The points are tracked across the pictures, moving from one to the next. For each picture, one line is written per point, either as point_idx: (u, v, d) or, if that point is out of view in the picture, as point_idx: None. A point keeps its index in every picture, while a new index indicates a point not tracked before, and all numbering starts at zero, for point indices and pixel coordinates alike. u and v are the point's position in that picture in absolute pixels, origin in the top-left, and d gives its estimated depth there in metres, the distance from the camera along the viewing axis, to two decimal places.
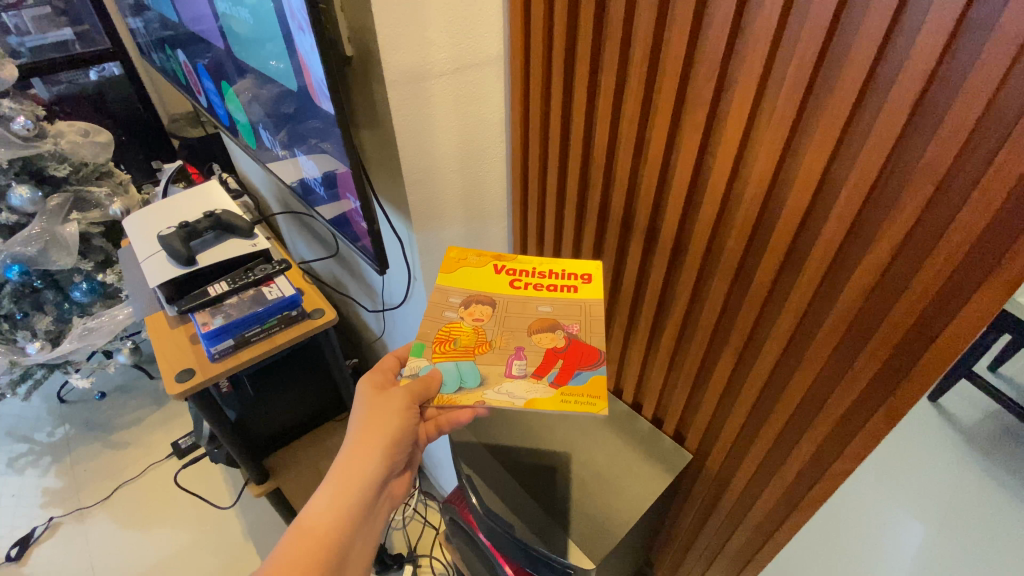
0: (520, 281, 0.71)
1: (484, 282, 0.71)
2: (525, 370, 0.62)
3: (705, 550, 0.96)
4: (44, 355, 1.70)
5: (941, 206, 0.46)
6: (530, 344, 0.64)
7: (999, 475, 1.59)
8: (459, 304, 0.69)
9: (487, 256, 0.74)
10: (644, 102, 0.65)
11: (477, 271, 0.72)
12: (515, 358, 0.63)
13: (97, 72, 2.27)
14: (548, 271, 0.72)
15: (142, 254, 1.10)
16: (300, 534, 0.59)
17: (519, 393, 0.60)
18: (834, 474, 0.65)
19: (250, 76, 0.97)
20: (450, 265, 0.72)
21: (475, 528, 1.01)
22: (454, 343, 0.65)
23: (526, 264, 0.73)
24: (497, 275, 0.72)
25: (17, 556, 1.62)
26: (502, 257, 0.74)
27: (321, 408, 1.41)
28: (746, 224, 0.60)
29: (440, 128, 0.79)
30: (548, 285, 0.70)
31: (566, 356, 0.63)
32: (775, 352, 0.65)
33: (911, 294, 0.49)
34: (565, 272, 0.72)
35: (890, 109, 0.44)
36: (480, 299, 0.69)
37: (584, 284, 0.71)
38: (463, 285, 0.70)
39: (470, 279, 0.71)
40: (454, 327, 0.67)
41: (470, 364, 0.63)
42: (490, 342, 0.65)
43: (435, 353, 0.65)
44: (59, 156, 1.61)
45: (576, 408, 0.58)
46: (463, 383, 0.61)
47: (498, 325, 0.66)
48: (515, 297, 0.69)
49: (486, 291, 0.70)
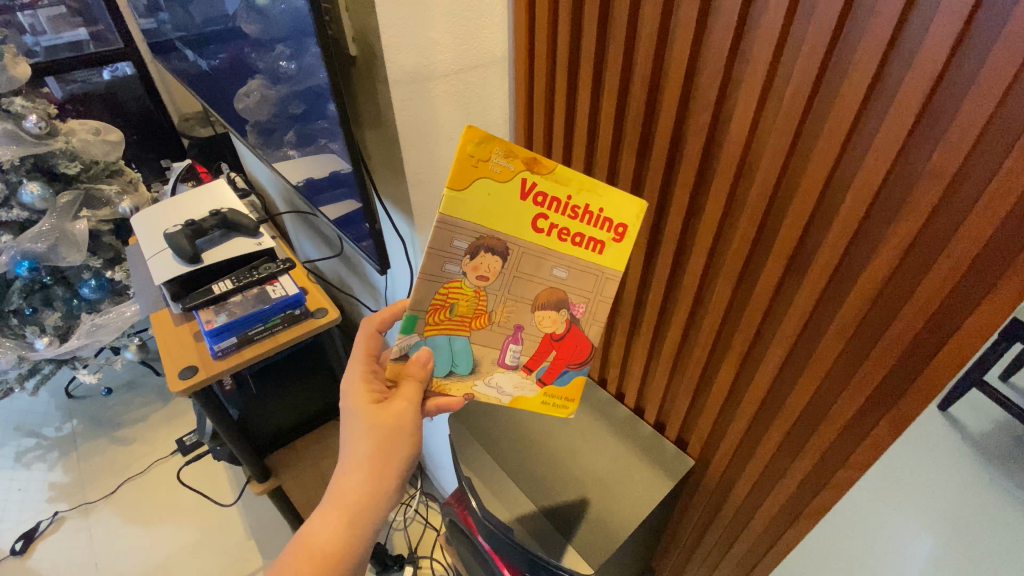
0: (546, 220, 0.53)
1: (502, 209, 0.51)
2: (518, 360, 0.61)
3: (707, 557, 0.95)
4: (52, 350, 1.74)
5: (948, 211, 0.45)
6: (530, 325, 0.60)
7: (1008, 487, 1.57)
8: (464, 253, 0.52)
9: (516, 161, 0.49)
10: (648, 103, 0.64)
11: (498, 187, 0.50)
12: (511, 343, 0.60)
13: (111, 71, 2.31)
14: (580, 206, 0.53)
15: (148, 252, 1.11)
16: (305, 553, 0.57)
17: (507, 389, 0.62)
18: (838, 483, 0.64)
19: (259, 76, 0.98)
20: (459, 176, 0.49)
21: (474, 532, 1.00)
22: (450, 312, 0.56)
23: (562, 186, 0.51)
24: (521, 202, 0.51)
25: (21, 550, 1.64)
26: (536, 165, 0.50)
27: (324, 408, 1.40)
28: (750, 228, 0.59)
29: (443, 129, 0.79)
30: (571, 231, 0.54)
31: (559, 350, 0.61)
32: (779, 358, 0.64)
33: (917, 301, 0.48)
34: (598, 213, 0.54)
35: (895, 113, 0.43)
36: (492, 244, 0.53)
37: (613, 240, 0.56)
38: (475, 210, 0.50)
39: (485, 202, 0.50)
40: (454, 288, 0.55)
41: (464, 344, 0.59)
42: (488, 315, 0.58)
43: (428, 325, 0.57)
44: (70, 154, 1.62)
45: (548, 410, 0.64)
46: (455, 367, 0.60)
47: (502, 290, 0.56)
48: (533, 246, 0.54)
49: (501, 230, 0.52)
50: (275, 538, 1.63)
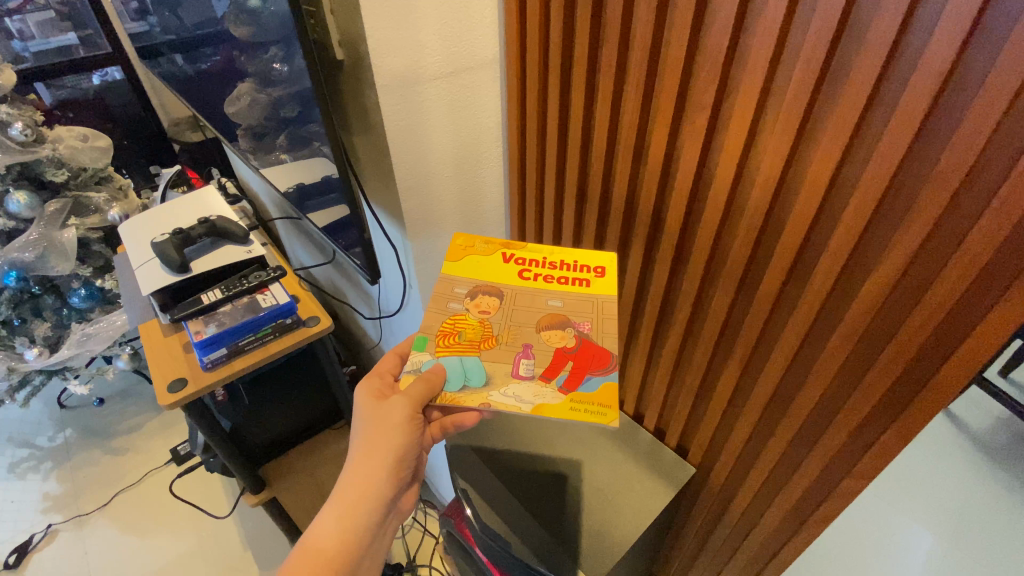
0: (530, 272, 0.68)
1: (492, 272, 0.68)
2: (533, 371, 0.59)
3: (708, 566, 0.93)
4: (42, 361, 1.70)
5: (957, 216, 0.43)
6: (539, 342, 0.61)
7: (1011, 484, 1.55)
8: (465, 295, 0.66)
9: (495, 244, 0.71)
10: (644, 105, 0.62)
11: (484, 260, 0.69)
12: (522, 357, 0.60)
13: (100, 76, 2.28)
14: (558, 262, 0.69)
15: (135, 261, 1.08)
16: (306, 555, 0.58)
17: (526, 397, 0.57)
18: (843, 492, 0.63)
19: (249, 80, 0.96)
20: (456, 253, 0.70)
21: (471, 543, 0.98)
22: (458, 337, 0.62)
23: (536, 254, 0.70)
24: (505, 264, 0.69)
25: (15, 564, 1.61)
26: (511, 245, 0.71)
27: (318, 416, 1.38)
28: (750, 235, 0.57)
29: (435, 134, 0.77)
30: (558, 277, 0.68)
31: (576, 358, 0.60)
32: (782, 363, 0.62)
33: (926, 307, 0.46)
34: (576, 264, 0.69)
35: (902, 114, 0.42)
36: (488, 290, 0.67)
37: (597, 277, 0.67)
38: (470, 274, 0.68)
39: (479, 268, 0.69)
40: (459, 319, 0.64)
41: (474, 360, 0.60)
42: (496, 337, 0.62)
43: (438, 347, 0.62)
44: (57, 161, 1.59)
45: (587, 418, 0.55)
46: (467, 380, 0.59)
47: (506, 319, 0.64)
48: (524, 288, 0.67)
49: (493, 282, 0.67)
50: (271, 548, 1.61)
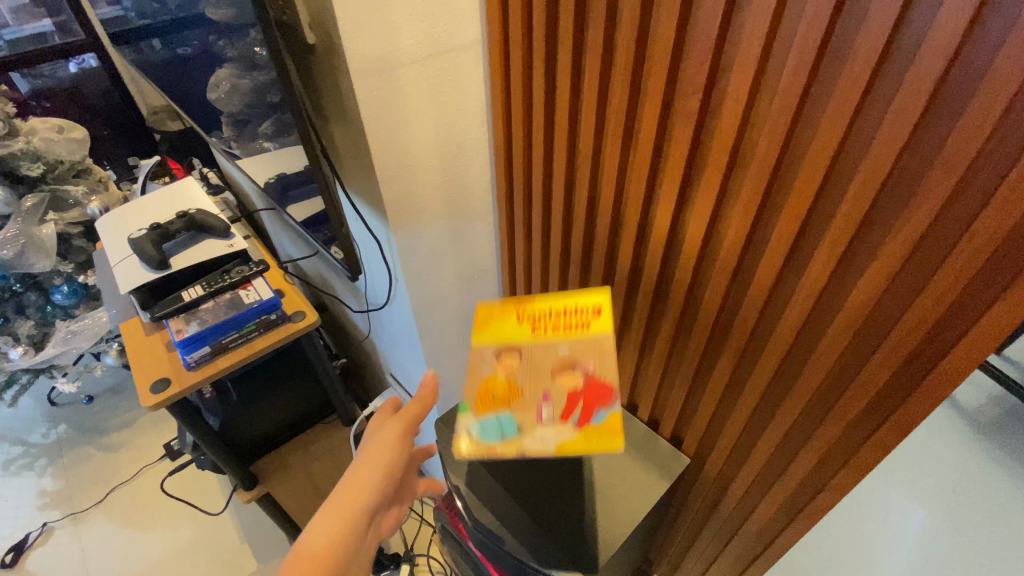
0: (537, 325, 0.65)
1: (504, 333, 0.65)
2: (554, 417, 0.57)
3: (703, 554, 0.93)
4: (27, 360, 1.69)
5: (961, 203, 0.41)
6: (555, 388, 0.59)
7: (1004, 460, 1.56)
8: (487, 357, 0.63)
9: (506, 303, 0.68)
10: (632, 88, 0.59)
11: (497, 321, 0.66)
12: (542, 405, 0.58)
13: (77, 64, 2.20)
14: (558, 307, 0.66)
15: (112, 258, 1.05)
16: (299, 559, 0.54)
17: (551, 441, 0.55)
18: (840, 484, 0.61)
19: (228, 65, 0.90)
20: (473, 320, 0.67)
21: (465, 538, 0.97)
22: (487, 397, 0.60)
23: (538, 306, 0.67)
24: (516, 323, 0.66)
25: (11, 563, 1.59)
26: (520, 302, 0.68)
27: (311, 410, 1.36)
28: (744, 224, 0.55)
29: (415, 120, 0.74)
30: (562, 325, 0.65)
31: (585, 396, 0.58)
32: (778, 354, 0.60)
33: (928, 296, 0.44)
34: (574, 305, 0.66)
35: (904, 95, 0.39)
36: (506, 351, 0.63)
37: (595, 318, 0.64)
38: (487, 339, 0.65)
39: (491, 332, 0.65)
40: (483, 382, 0.61)
41: (505, 416, 0.58)
42: (518, 391, 0.60)
43: (470, 410, 0.59)
44: (31, 155, 1.54)
45: (587, 449, 0.55)
46: (502, 435, 0.57)
47: (526, 372, 0.61)
48: (536, 342, 0.64)
49: (508, 342, 0.64)
50: (268, 541, 1.60)
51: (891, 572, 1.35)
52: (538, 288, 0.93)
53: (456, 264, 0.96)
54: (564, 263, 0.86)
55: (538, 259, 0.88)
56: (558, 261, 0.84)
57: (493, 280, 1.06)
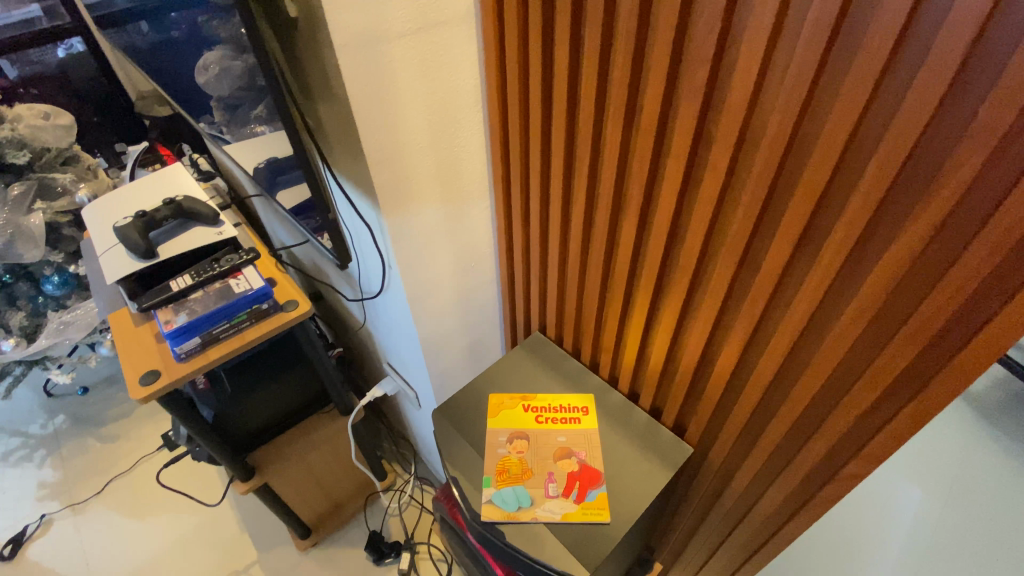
0: (541, 416, 0.85)
1: (517, 420, 0.84)
2: (557, 490, 0.76)
3: (706, 541, 0.92)
4: (21, 351, 1.65)
5: (989, 178, 0.39)
6: (556, 469, 0.78)
7: (1006, 444, 1.56)
8: (505, 440, 0.81)
9: (517, 397, 0.88)
10: (635, 62, 0.56)
11: (513, 412, 0.86)
12: (549, 481, 0.77)
13: (64, 49, 2.14)
14: (557, 404, 0.87)
15: (99, 248, 1.02)
16: None
17: (556, 509, 0.74)
18: (850, 474, 0.60)
19: (218, 46, 0.83)
20: (493, 408, 0.86)
21: (464, 529, 0.95)
22: (509, 472, 0.78)
23: (542, 401, 0.88)
24: (525, 413, 0.86)
25: (11, 555, 1.59)
26: (528, 396, 0.88)
27: (307, 400, 1.34)
28: (753, 205, 0.52)
29: (406, 100, 0.70)
30: (560, 418, 0.85)
31: (581, 478, 0.77)
32: (787, 342, 0.57)
33: (951, 280, 0.42)
34: (568, 405, 0.87)
35: (932, 62, 0.36)
36: (519, 434, 0.82)
37: (584, 415, 0.85)
38: (504, 424, 0.84)
39: (508, 419, 0.84)
40: (505, 461, 0.79)
41: (522, 488, 0.76)
42: (531, 469, 0.78)
43: (498, 481, 0.77)
44: (17, 142, 1.50)
45: (584, 520, 0.72)
46: (520, 503, 0.74)
47: (535, 455, 0.80)
48: (541, 430, 0.83)
49: (521, 427, 0.83)
50: (268, 530, 1.59)
51: (892, 550, 1.34)
52: (537, 274, 0.90)
53: (452, 250, 0.94)
54: (563, 248, 0.83)
55: (537, 244, 0.86)
56: (557, 246, 0.81)
57: (491, 267, 1.04)
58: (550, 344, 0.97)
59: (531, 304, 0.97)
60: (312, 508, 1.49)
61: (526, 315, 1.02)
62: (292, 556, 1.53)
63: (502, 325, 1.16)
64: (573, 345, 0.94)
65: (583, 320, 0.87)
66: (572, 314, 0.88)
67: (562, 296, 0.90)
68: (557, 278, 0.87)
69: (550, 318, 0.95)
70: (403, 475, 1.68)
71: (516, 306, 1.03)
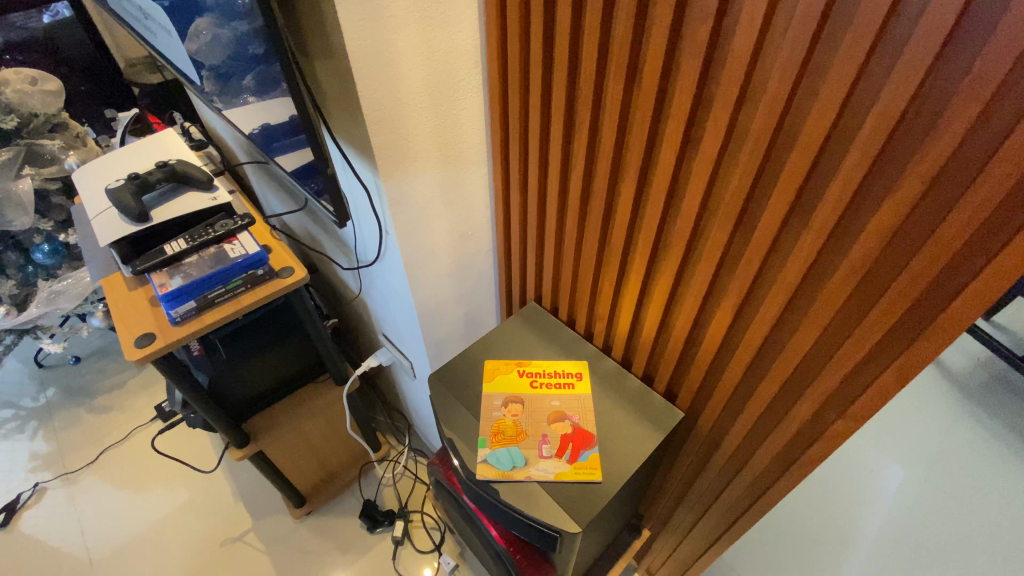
0: (536, 381, 0.87)
1: (513, 385, 0.86)
2: (551, 451, 0.77)
3: (693, 506, 0.94)
4: (11, 320, 1.63)
5: (982, 135, 0.39)
6: (550, 432, 0.80)
7: (985, 422, 1.61)
8: (500, 404, 0.83)
9: (513, 363, 0.89)
10: (638, 19, 0.56)
11: (508, 378, 0.87)
12: (543, 443, 0.78)
13: (50, 15, 2.05)
14: (550, 370, 0.88)
15: (92, 211, 1.01)
16: None
17: (549, 469, 0.75)
18: (835, 433, 0.61)
19: (207, 14, 0.80)
20: (488, 373, 0.87)
21: (459, 492, 0.97)
22: (504, 434, 0.79)
23: (537, 367, 0.89)
24: (520, 378, 0.87)
25: (4, 522, 1.60)
26: (523, 362, 0.89)
27: (301, 369, 1.34)
28: (749, 168, 0.53)
29: (404, 58, 0.69)
30: (554, 383, 0.86)
31: (574, 440, 0.78)
32: (778, 305, 0.59)
33: (939, 237, 0.43)
34: (561, 371, 0.88)
35: (933, 16, 0.36)
36: (514, 399, 0.84)
37: (577, 380, 0.87)
38: (501, 389, 0.85)
39: (504, 384, 0.86)
40: (500, 424, 0.81)
41: (516, 449, 0.77)
42: (525, 432, 0.80)
43: (493, 442, 0.78)
44: (4, 106, 1.48)
45: (578, 479, 0.74)
46: (514, 462, 0.76)
47: (529, 418, 0.81)
48: (535, 395, 0.85)
49: (516, 392, 0.85)
50: (263, 499, 1.61)
51: (871, 524, 1.39)
52: (533, 243, 0.91)
53: (449, 217, 0.94)
54: (560, 214, 0.83)
55: (534, 211, 0.86)
56: (554, 213, 0.82)
57: (486, 236, 1.04)
58: (546, 314, 0.98)
59: (527, 274, 0.98)
60: (307, 476, 1.50)
61: (521, 284, 1.02)
62: (286, 524, 1.55)
63: (497, 296, 1.17)
64: (568, 314, 0.95)
65: (579, 288, 0.88)
66: (568, 281, 0.89)
67: (557, 264, 0.91)
68: (553, 245, 0.87)
69: (546, 287, 0.96)
70: (396, 446, 1.71)
71: (512, 275, 1.04)
